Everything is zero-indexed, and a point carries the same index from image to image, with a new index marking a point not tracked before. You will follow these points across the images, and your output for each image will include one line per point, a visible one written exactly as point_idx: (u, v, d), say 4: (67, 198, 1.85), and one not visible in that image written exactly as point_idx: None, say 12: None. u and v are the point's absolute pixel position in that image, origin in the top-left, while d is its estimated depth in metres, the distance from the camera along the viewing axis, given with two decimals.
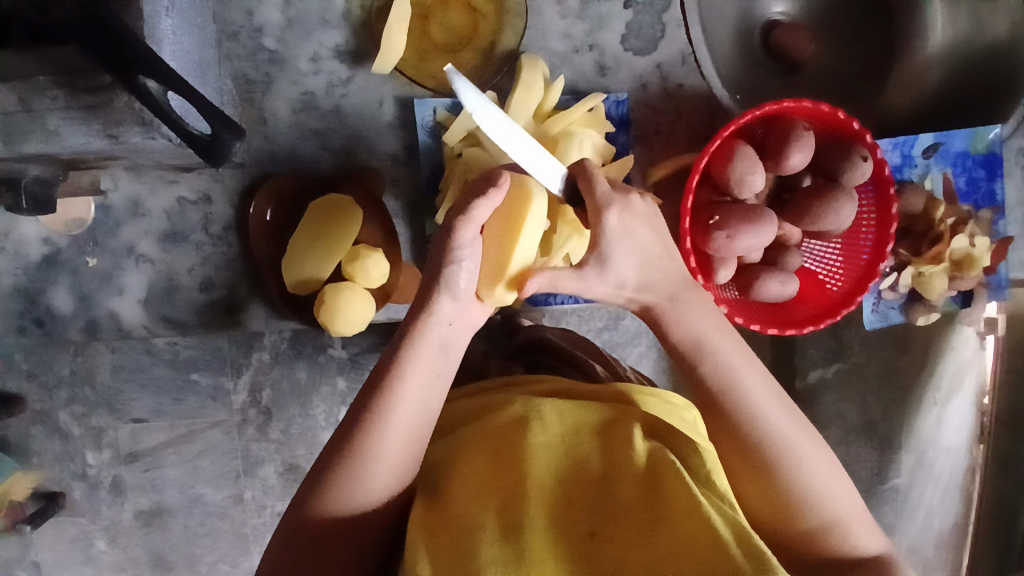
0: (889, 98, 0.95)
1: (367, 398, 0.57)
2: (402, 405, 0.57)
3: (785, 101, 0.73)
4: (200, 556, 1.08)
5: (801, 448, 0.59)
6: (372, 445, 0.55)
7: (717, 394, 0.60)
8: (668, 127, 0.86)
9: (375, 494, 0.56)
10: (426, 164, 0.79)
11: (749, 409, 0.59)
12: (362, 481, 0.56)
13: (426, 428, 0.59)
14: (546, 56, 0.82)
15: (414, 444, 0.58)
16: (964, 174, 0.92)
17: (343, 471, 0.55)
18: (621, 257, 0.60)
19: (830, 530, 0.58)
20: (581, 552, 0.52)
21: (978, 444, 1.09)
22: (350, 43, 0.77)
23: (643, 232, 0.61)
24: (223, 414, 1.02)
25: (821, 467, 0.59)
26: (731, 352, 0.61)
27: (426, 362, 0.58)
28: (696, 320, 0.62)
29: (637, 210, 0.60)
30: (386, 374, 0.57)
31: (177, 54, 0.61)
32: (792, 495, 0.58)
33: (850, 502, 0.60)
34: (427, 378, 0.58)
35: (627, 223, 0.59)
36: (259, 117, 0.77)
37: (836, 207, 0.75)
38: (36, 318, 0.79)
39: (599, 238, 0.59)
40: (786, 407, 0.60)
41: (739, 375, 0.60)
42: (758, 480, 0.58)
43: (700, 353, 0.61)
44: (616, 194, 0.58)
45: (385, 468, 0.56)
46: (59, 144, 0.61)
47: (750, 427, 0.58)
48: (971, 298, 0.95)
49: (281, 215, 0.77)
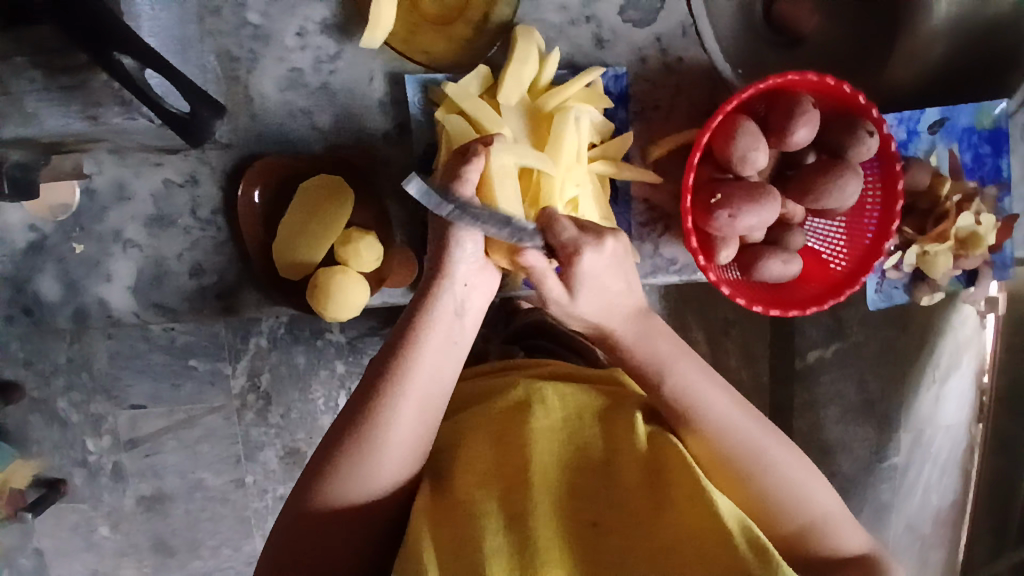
0: (893, 71, 0.92)
1: (379, 370, 0.56)
2: (420, 369, 0.56)
3: (788, 75, 0.71)
4: (202, 540, 1.07)
5: (767, 452, 0.57)
6: (387, 413, 0.54)
7: (679, 412, 0.57)
8: (667, 103, 0.84)
9: (388, 473, 0.54)
10: (418, 142, 0.77)
11: (716, 422, 0.57)
12: (374, 455, 0.53)
13: (441, 400, 0.57)
14: (542, 28, 0.79)
15: (429, 416, 0.56)
16: (969, 150, 0.90)
17: (355, 445, 0.53)
18: (590, 294, 0.59)
19: (811, 530, 0.56)
20: (582, 541, 0.50)
21: (977, 422, 1.08)
22: (338, 17, 0.74)
23: (614, 275, 0.59)
24: (221, 399, 1.01)
25: (794, 470, 0.57)
26: (693, 370, 0.58)
27: (441, 330, 0.57)
28: (652, 343, 0.59)
29: (610, 255, 0.58)
30: (395, 351, 0.56)
31: (156, 31, 0.59)
32: (769, 501, 0.56)
33: (828, 500, 0.58)
34: (440, 351, 0.57)
35: (599, 265, 0.58)
36: (244, 95, 0.74)
37: (839, 184, 0.73)
38: (24, 306, 0.77)
39: (572, 277, 0.58)
40: (752, 414, 0.58)
41: (700, 388, 0.58)
42: (733, 487, 0.57)
43: (661, 373, 0.58)
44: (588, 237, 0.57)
45: (398, 443, 0.54)
46: (38, 128, 0.59)
47: (714, 440, 0.57)
48: (975, 277, 0.93)
49: (267, 199, 0.75)
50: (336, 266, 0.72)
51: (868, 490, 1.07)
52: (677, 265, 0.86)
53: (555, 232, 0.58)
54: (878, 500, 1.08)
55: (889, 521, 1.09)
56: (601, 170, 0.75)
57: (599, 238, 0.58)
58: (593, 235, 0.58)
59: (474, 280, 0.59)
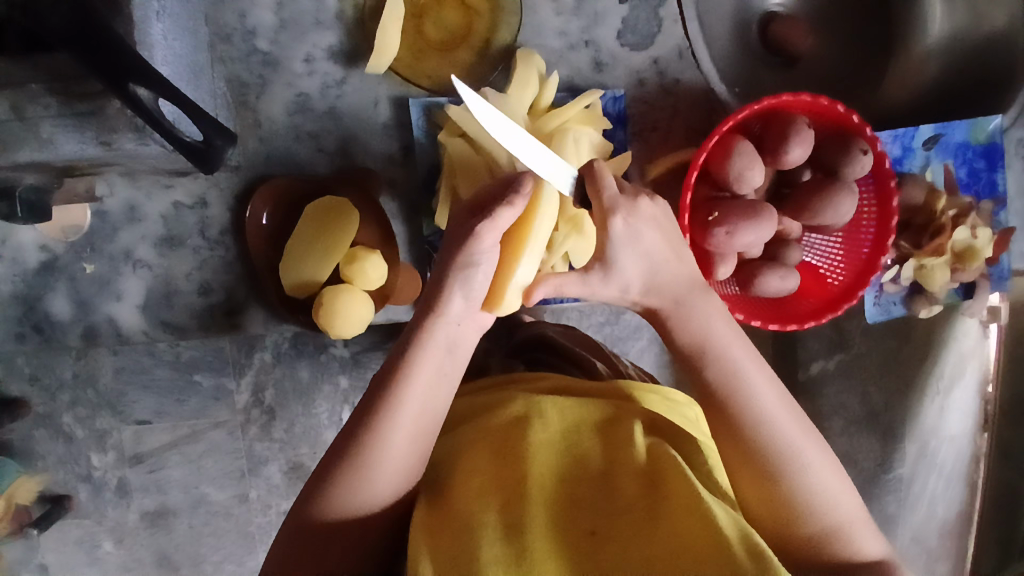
0: (887, 90, 0.94)
1: (372, 399, 0.56)
2: (409, 403, 0.55)
3: (782, 95, 0.73)
4: (206, 555, 1.08)
5: (802, 451, 0.58)
6: (377, 445, 0.54)
7: (720, 397, 0.58)
8: (665, 124, 0.86)
9: (381, 495, 0.55)
10: (422, 163, 0.79)
11: (757, 413, 0.58)
12: (367, 480, 0.54)
13: (432, 431, 0.57)
14: (543, 53, 0.81)
15: (421, 444, 0.56)
16: (965, 165, 0.91)
17: (348, 471, 0.54)
18: (629, 260, 0.59)
19: (831, 535, 0.57)
20: (580, 549, 0.51)
21: (983, 432, 1.08)
22: (345, 43, 0.76)
23: (651, 237, 0.59)
24: (226, 414, 1.02)
25: (822, 471, 0.58)
26: (745, 357, 0.60)
27: (431, 364, 0.56)
28: (706, 323, 0.60)
29: (645, 217, 0.58)
30: (388, 380, 0.56)
31: (170, 59, 0.61)
32: (794, 501, 0.57)
33: (851, 507, 0.59)
34: (432, 382, 0.56)
35: (635, 229, 0.58)
36: (253, 120, 0.76)
37: (835, 201, 0.75)
38: (35, 324, 0.78)
39: (605, 243, 0.58)
40: (793, 410, 0.59)
41: (745, 377, 0.59)
42: (759, 483, 0.57)
43: (704, 355, 0.60)
44: (622, 199, 0.56)
45: (389, 469, 0.55)
46: (53, 151, 0.61)
47: (755, 429, 0.57)
48: (973, 289, 0.94)
49: (276, 220, 0.76)
50: (342, 284, 0.73)
51: (872, 501, 1.08)
52: None
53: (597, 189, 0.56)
54: (884, 512, 1.08)
55: (894, 533, 1.09)
56: None
57: (635, 199, 0.58)
58: (629, 196, 0.58)
59: (467, 318, 0.58)
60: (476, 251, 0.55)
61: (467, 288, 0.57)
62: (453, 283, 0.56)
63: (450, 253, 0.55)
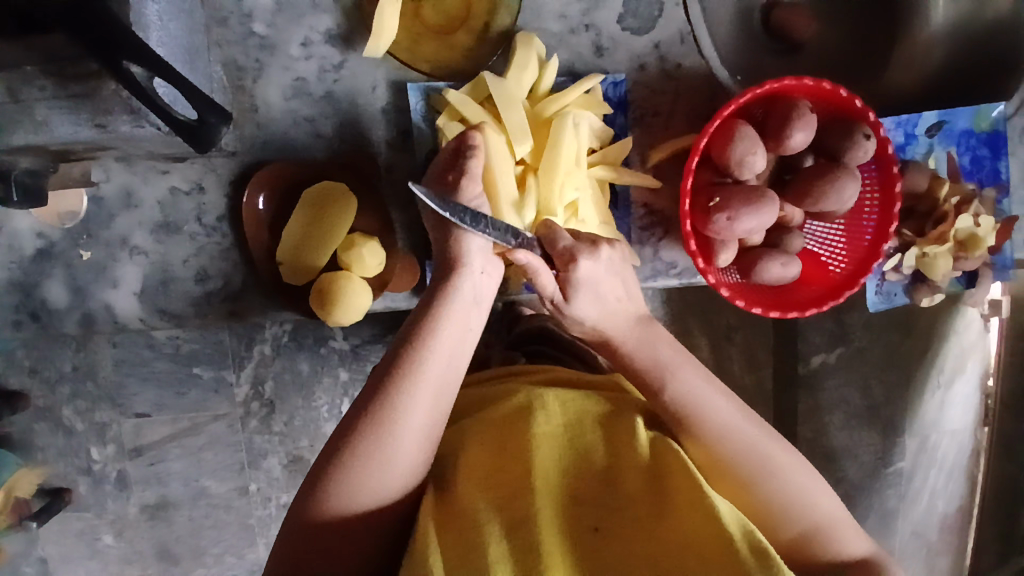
0: (890, 78, 0.93)
1: (394, 362, 0.57)
2: (431, 363, 0.57)
3: (785, 79, 0.72)
4: (206, 548, 1.07)
5: (773, 458, 0.57)
6: (401, 410, 0.54)
7: (678, 417, 0.58)
8: (666, 109, 0.85)
9: (400, 468, 0.54)
10: (421, 149, 0.78)
11: (718, 428, 0.58)
12: (387, 453, 0.53)
13: (453, 393, 0.58)
14: (542, 36, 0.80)
15: (442, 408, 0.57)
16: (968, 153, 0.91)
17: (367, 442, 0.53)
18: (586, 300, 0.63)
19: (817, 536, 0.56)
20: (584, 546, 0.50)
21: (983, 427, 1.08)
22: (342, 26, 0.76)
23: (609, 278, 0.64)
24: (226, 406, 1.02)
25: (800, 475, 0.57)
26: (696, 378, 0.60)
27: (453, 323, 0.59)
28: (654, 349, 0.62)
29: (605, 262, 0.64)
30: (410, 342, 0.57)
31: (165, 40, 0.60)
32: (771, 508, 0.56)
33: (835, 507, 0.58)
34: (453, 342, 0.59)
35: (594, 269, 0.63)
36: (250, 104, 0.76)
37: (837, 188, 0.74)
38: (32, 311, 0.78)
39: (567, 283, 0.63)
40: (755, 421, 0.59)
41: (700, 392, 0.59)
42: (736, 492, 0.57)
43: (661, 380, 0.60)
44: (581, 244, 0.62)
45: (412, 440, 0.55)
46: (48, 134, 0.61)
47: (717, 444, 0.57)
48: (976, 279, 0.94)
49: (273, 204, 0.75)
50: (340, 271, 0.73)
51: (872, 495, 1.07)
52: (677, 269, 0.87)
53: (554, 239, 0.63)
54: (884, 506, 1.08)
55: (896, 527, 1.09)
56: (601, 176, 0.76)
57: (594, 247, 0.64)
58: (588, 244, 0.64)
59: (488, 269, 0.63)
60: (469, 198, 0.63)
61: (475, 235, 0.61)
62: (461, 232, 0.61)
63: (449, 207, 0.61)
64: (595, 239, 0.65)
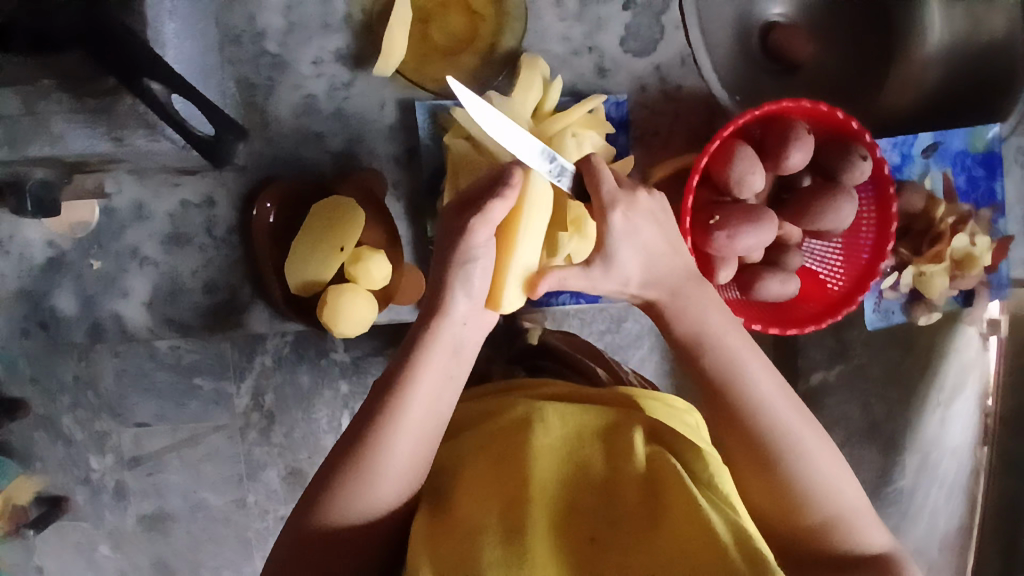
0: (886, 98, 0.96)
1: (376, 401, 0.56)
2: (412, 407, 0.56)
3: (783, 101, 0.74)
4: (202, 560, 1.07)
5: (803, 441, 0.57)
6: (380, 452, 0.54)
7: (715, 388, 0.58)
8: (666, 129, 0.87)
9: (382, 505, 0.55)
10: (428, 164, 0.80)
11: (753, 404, 0.57)
12: (369, 490, 0.54)
13: (435, 434, 0.57)
14: (546, 58, 0.82)
15: (424, 449, 0.56)
16: (963, 173, 0.92)
17: (349, 480, 0.54)
18: (630, 254, 0.58)
19: (835, 524, 0.57)
20: (580, 556, 0.51)
21: (982, 444, 1.05)
22: (351, 46, 0.78)
23: (651, 230, 0.59)
24: (226, 418, 1.02)
25: (824, 462, 0.58)
26: (739, 346, 0.59)
27: (437, 365, 0.57)
28: (702, 315, 0.60)
29: (644, 212, 0.58)
30: (393, 381, 0.56)
31: (180, 57, 0.62)
32: (795, 490, 0.57)
33: (855, 497, 0.59)
34: (437, 384, 0.57)
35: (634, 222, 0.57)
36: (261, 121, 0.77)
37: (835, 207, 0.75)
38: (40, 320, 0.79)
39: (604, 237, 0.57)
40: (792, 401, 0.59)
41: (739, 363, 0.59)
42: (762, 474, 0.57)
43: (701, 346, 0.59)
44: (621, 192, 0.56)
45: (391, 480, 0.55)
46: (64, 148, 0.61)
47: (749, 421, 0.57)
48: (973, 297, 0.96)
49: (283, 218, 0.76)
50: (346, 283, 0.74)
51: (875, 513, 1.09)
52: None
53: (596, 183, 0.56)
54: (887, 525, 1.09)
55: None
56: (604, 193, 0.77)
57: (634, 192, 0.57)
58: (628, 188, 0.57)
59: (471, 318, 0.59)
60: (473, 244, 0.55)
61: (466, 284, 0.57)
62: (452, 279, 0.56)
63: (451, 244, 0.56)
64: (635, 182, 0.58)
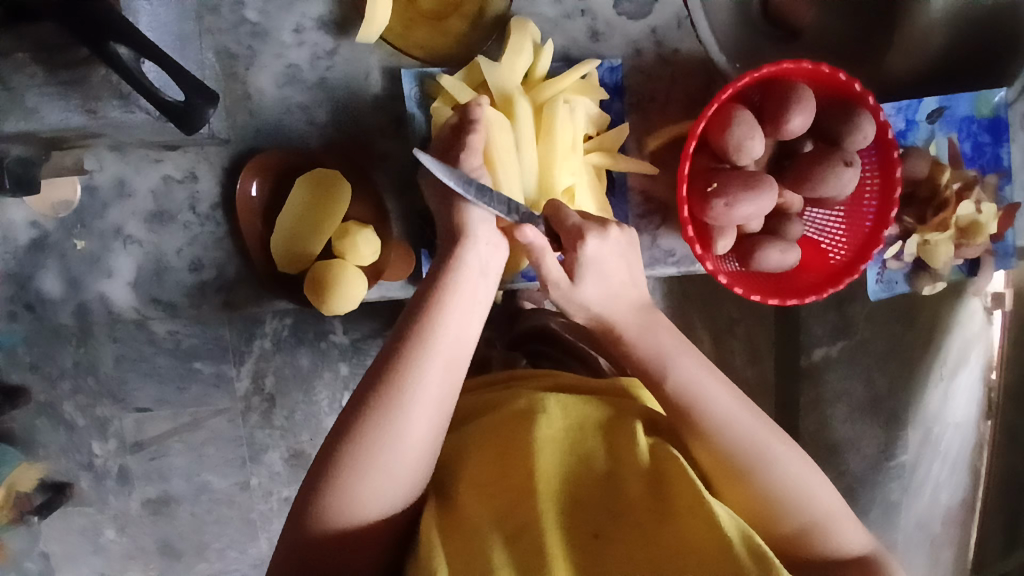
0: (891, 60, 0.91)
1: (405, 326, 0.55)
2: (444, 325, 0.55)
3: (783, 63, 0.72)
4: (208, 543, 1.07)
5: (769, 449, 0.55)
6: (415, 363, 0.53)
7: (683, 408, 0.56)
8: (663, 95, 0.84)
9: (420, 421, 0.52)
10: (415, 136, 0.77)
11: (723, 418, 0.55)
12: (405, 401, 0.52)
13: (466, 355, 0.56)
14: (537, 21, 0.80)
15: (457, 369, 0.55)
16: (969, 139, 0.90)
17: (384, 392, 0.52)
18: (591, 284, 0.60)
19: (813, 531, 0.55)
20: (584, 553, 0.50)
21: (986, 419, 1.05)
22: (334, 13, 0.76)
23: (618, 262, 0.61)
24: (227, 402, 1.01)
25: (797, 470, 0.55)
26: (693, 367, 0.57)
27: (464, 289, 0.57)
28: (657, 338, 0.59)
29: (613, 244, 0.61)
30: (421, 307, 0.56)
31: (154, 26, 0.61)
32: (768, 497, 0.54)
33: (832, 502, 0.56)
34: (465, 308, 0.56)
35: (601, 251, 0.60)
36: (243, 92, 0.75)
37: (836, 172, 0.73)
38: (26, 303, 0.77)
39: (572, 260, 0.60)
40: (753, 412, 0.56)
41: (704, 382, 0.56)
42: (736, 486, 0.55)
43: (661, 370, 0.57)
44: (590, 222, 0.60)
45: (427, 396, 0.53)
46: (39, 122, 0.59)
47: (714, 437, 0.55)
48: (977, 266, 0.93)
49: (265, 194, 0.75)
50: (335, 259, 0.72)
51: (877, 488, 1.07)
52: (675, 257, 0.87)
53: (562, 218, 0.62)
54: (887, 499, 1.07)
55: (898, 521, 1.08)
56: (597, 162, 0.76)
57: (604, 227, 0.61)
58: (596, 224, 0.61)
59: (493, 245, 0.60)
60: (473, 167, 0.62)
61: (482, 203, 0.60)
62: None
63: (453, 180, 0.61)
64: (604, 220, 0.62)
